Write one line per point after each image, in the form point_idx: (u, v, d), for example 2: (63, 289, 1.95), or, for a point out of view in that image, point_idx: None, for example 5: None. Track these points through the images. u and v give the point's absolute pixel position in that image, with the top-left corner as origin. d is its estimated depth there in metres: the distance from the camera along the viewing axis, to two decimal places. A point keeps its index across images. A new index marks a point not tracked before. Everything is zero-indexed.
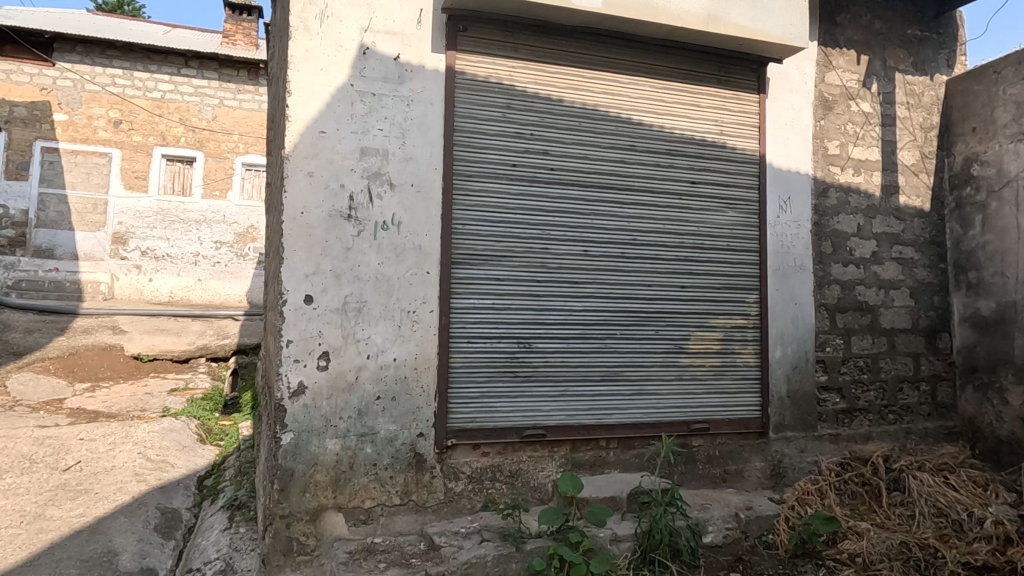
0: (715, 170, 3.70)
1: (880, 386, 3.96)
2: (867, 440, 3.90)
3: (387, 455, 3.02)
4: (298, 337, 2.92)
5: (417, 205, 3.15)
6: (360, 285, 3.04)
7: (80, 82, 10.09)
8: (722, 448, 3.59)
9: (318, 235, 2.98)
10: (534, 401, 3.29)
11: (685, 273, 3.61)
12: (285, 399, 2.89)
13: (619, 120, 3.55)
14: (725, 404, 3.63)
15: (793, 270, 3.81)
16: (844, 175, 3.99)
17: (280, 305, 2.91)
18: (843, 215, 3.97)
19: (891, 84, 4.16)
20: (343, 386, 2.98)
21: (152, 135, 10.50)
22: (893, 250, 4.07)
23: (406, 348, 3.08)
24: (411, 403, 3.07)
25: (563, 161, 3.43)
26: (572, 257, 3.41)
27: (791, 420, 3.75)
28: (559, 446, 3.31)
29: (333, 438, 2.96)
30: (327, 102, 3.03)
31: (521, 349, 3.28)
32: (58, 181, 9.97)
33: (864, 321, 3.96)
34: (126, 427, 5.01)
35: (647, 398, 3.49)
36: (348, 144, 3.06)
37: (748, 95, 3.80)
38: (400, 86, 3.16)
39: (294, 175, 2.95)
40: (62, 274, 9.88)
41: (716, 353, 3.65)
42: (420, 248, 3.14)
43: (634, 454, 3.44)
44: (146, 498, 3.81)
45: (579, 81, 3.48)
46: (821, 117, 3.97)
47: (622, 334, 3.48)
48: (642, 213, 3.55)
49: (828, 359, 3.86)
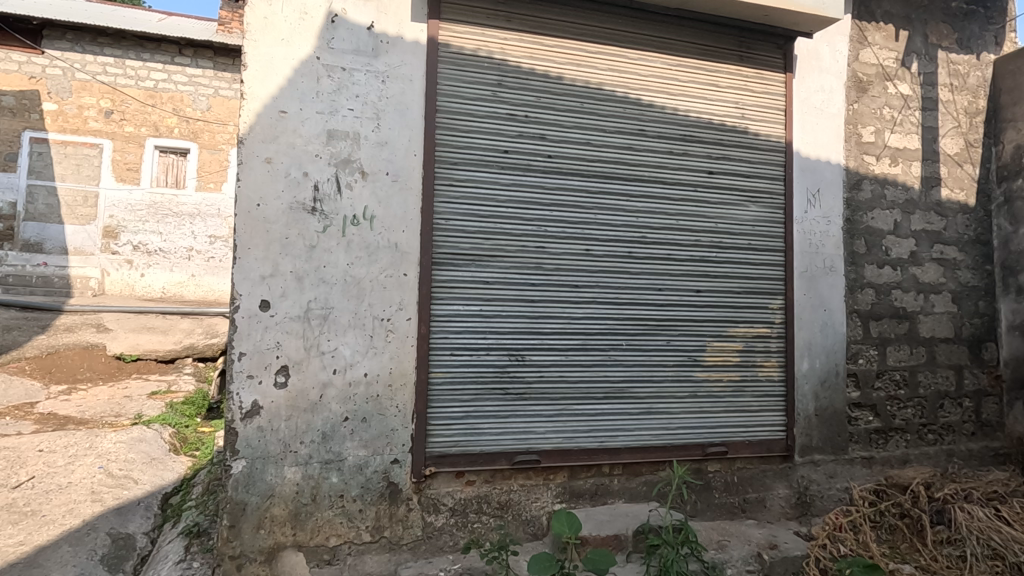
0: (734, 159, 3.27)
1: (919, 404, 3.52)
2: (905, 463, 3.46)
3: (356, 484, 2.63)
4: (252, 349, 2.52)
5: (392, 197, 2.74)
6: (326, 289, 2.63)
7: (70, 71, 9.70)
8: (741, 474, 3.17)
9: (276, 231, 2.58)
10: (528, 422, 2.87)
11: (699, 276, 3.18)
12: (236, 421, 2.49)
13: (628, 102, 3.12)
14: (744, 424, 3.20)
15: (822, 272, 3.38)
16: (879, 166, 3.55)
17: (231, 312, 2.51)
18: (878, 210, 3.53)
19: (933, 64, 3.70)
20: (304, 406, 2.58)
21: (144, 125, 10.10)
22: (934, 250, 3.63)
23: (379, 361, 2.68)
24: (385, 424, 2.67)
25: (562, 147, 3.01)
26: (572, 257, 2.99)
27: (819, 441, 3.32)
28: (555, 473, 2.89)
29: (293, 466, 2.56)
30: (288, 78, 2.63)
31: (513, 363, 2.87)
32: (47, 172, 9.60)
33: (900, 329, 3.52)
34: (91, 438, 4.63)
35: (658, 418, 3.06)
36: (313, 127, 2.65)
37: (772, 74, 3.37)
38: (374, 61, 2.75)
39: (249, 161, 2.55)
40: (50, 269, 9.48)
41: (734, 366, 3.22)
42: (396, 246, 2.73)
43: (641, 482, 3.01)
44: (97, 522, 3.43)
45: (581, 57, 3.05)
46: (854, 100, 3.52)
47: (629, 345, 3.05)
48: (653, 206, 3.12)
49: (861, 373, 3.43)
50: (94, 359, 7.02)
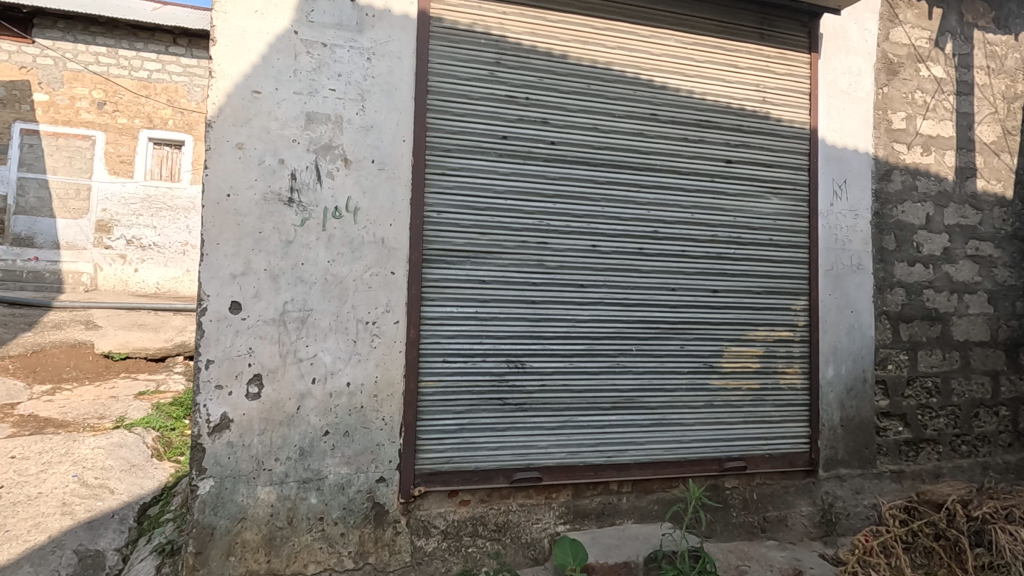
0: (755, 146, 3.00)
1: (951, 413, 3.25)
2: (937, 477, 3.20)
3: (338, 506, 2.37)
4: (221, 356, 2.27)
5: (379, 186, 2.48)
6: (304, 289, 2.37)
7: (62, 60, 8.99)
8: (761, 491, 2.91)
9: (248, 224, 2.31)
10: (529, 436, 2.60)
11: (716, 275, 2.91)
12: (203, 436, 2.24)
13: (638, 83, 2.84)
14: (764, 437, 2.94)
15: (849, 271, 3.11)
16: (910, 155, 3.27)
17: (197, 314, 2.25)
18: (910, 203, 3.25)
19: (969, 44, 3.42)
20: (280, 420, 2.32)
21: (138, 117, 9.40)
22: (968, 246, 3.35)
23: (363, 370, 2.42)
24: (370, 439, 2.41)
25: (567, 133, 2.74)
26: (577, 254, 2.72)
27: (845, 454, 3.06)
28: (559, 491, 2.64)
29: (267, 486, 2.31)
30: (263, 54, 2.36)
31: (511, 370, 2.60)
32: (38, 165, 8.94)
33: (933, 332, 3.25)
34: (68, 443, 4.38)
35: (670, 431, 2.79)
36: (290, 109, 2.39)
37: (796, 54, 3.10)
38: (358, 36, 2.48)
39: (217, 146, 2.29)
40: (41, 264, 8.85)
41: (754, 373, 2.95)
42: (383, 242, 2.47)
43: (653, 500, 2.75)
44: (65, 538, 3.19)
45: (588, 33, 2.78)
46: (884, 83, 3.24)
47: (639, 350, 2.78)
48: (665, 198, 2.85)
49: (890, 380, 3.16)
50: (81, 358, 6.73)
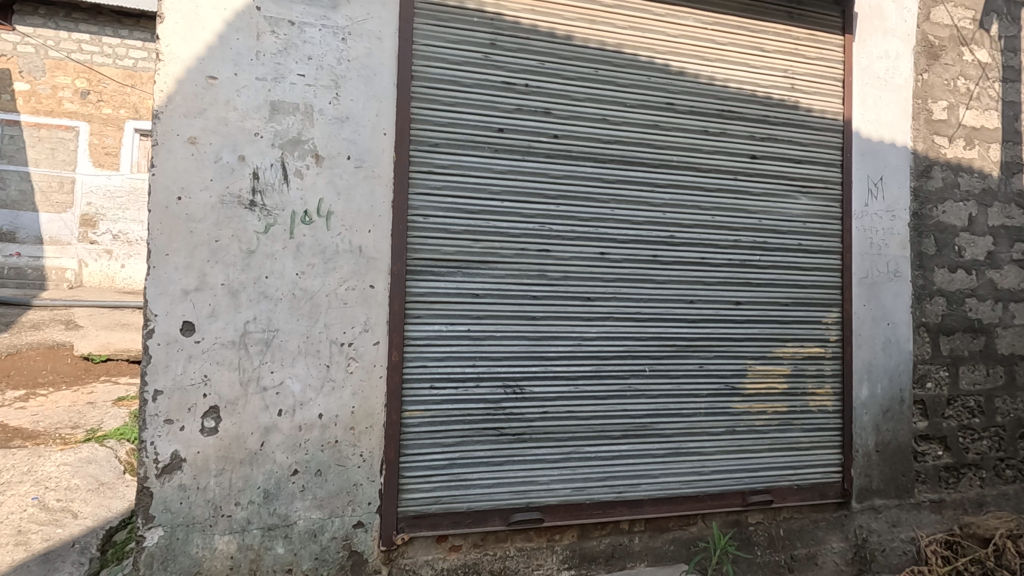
0: (783, 140, 2.67)
1: (995, 434, 2.94)
2: (980, 507, 2.90)
3: (308, 556, 2.06)
4: (171, 386, 1.94)
5: (356, 187, 2.15)
6: (268, 306, 2.05)
7: (43, 48, 7.97)
8: (788, 526, 2.61)
9: (202, 232, 1.99)
10: (529, 470, 2.29)
11: (739, 284, 2.59)
12: (151, 478, 1.91)
13: (652, 68, 2.51)
14: (792, 466, 2.63)
15: (885, 278, 2.79)
16: (951, 149, 2.94)
17: (142, 337, 1.92)
18: (951, 202, 2.93)
19: (1016, 26, 3.09)
20: (240, 458, 2.01)
21: (123, 107, 8.29)
22: (1015, 249, 3.02)
23: (338, 400, 2.10)
24: (346, 478, 2.10)
25: (571, 125, 2.41)
26: (584, 263, 2.40)
27: (880, 483, 2.76)
28: (562, 532, 2.33)
29: (226, 535, 1.99)
30: (219, 34, 2.02)
31: (509, 396, 2.29)
32: (18, 157, 7.91)
33: (976, 345, 2.93)
34: (32, 459, 3.95)
35: (688, 461, 2.48)
36: (251, 97, 2.05)
37: (828, 36, 2.77)
38: (332, 13, 2.15)
39: (166, 140, 1.95)
40: (23, 260, 7.82)
41: (781, 394, 2.64)
42: (361, 250, 2.14)
43: (667, 540, 2.45)
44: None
45: (595, 11, 2.45)
46: (924, 68, 2.91)
47: (653, 371, 2.47)
48: (682, 199, 2.53)
49: (929, 400, 2.85)
50: (60, 360, 6.23)
